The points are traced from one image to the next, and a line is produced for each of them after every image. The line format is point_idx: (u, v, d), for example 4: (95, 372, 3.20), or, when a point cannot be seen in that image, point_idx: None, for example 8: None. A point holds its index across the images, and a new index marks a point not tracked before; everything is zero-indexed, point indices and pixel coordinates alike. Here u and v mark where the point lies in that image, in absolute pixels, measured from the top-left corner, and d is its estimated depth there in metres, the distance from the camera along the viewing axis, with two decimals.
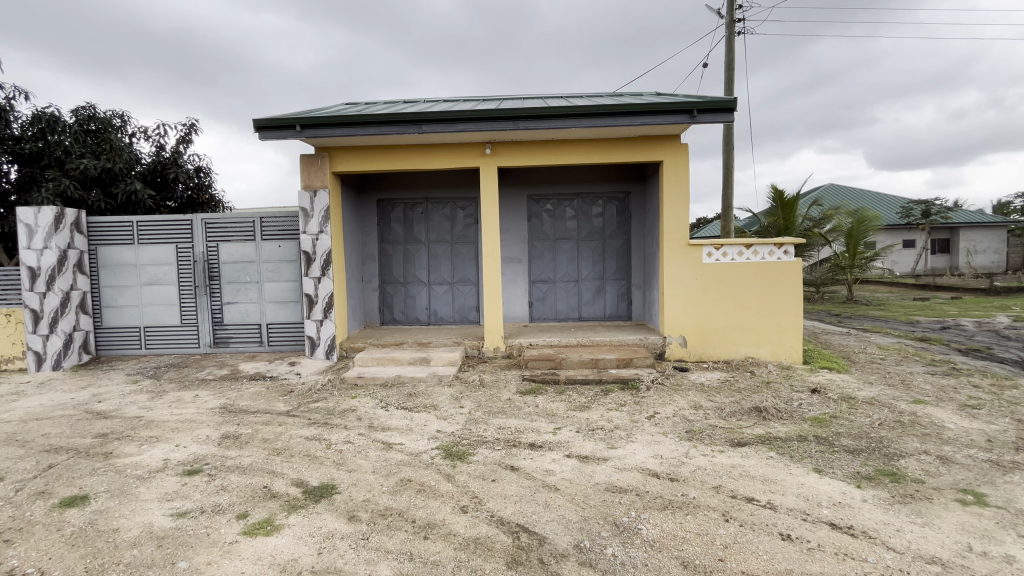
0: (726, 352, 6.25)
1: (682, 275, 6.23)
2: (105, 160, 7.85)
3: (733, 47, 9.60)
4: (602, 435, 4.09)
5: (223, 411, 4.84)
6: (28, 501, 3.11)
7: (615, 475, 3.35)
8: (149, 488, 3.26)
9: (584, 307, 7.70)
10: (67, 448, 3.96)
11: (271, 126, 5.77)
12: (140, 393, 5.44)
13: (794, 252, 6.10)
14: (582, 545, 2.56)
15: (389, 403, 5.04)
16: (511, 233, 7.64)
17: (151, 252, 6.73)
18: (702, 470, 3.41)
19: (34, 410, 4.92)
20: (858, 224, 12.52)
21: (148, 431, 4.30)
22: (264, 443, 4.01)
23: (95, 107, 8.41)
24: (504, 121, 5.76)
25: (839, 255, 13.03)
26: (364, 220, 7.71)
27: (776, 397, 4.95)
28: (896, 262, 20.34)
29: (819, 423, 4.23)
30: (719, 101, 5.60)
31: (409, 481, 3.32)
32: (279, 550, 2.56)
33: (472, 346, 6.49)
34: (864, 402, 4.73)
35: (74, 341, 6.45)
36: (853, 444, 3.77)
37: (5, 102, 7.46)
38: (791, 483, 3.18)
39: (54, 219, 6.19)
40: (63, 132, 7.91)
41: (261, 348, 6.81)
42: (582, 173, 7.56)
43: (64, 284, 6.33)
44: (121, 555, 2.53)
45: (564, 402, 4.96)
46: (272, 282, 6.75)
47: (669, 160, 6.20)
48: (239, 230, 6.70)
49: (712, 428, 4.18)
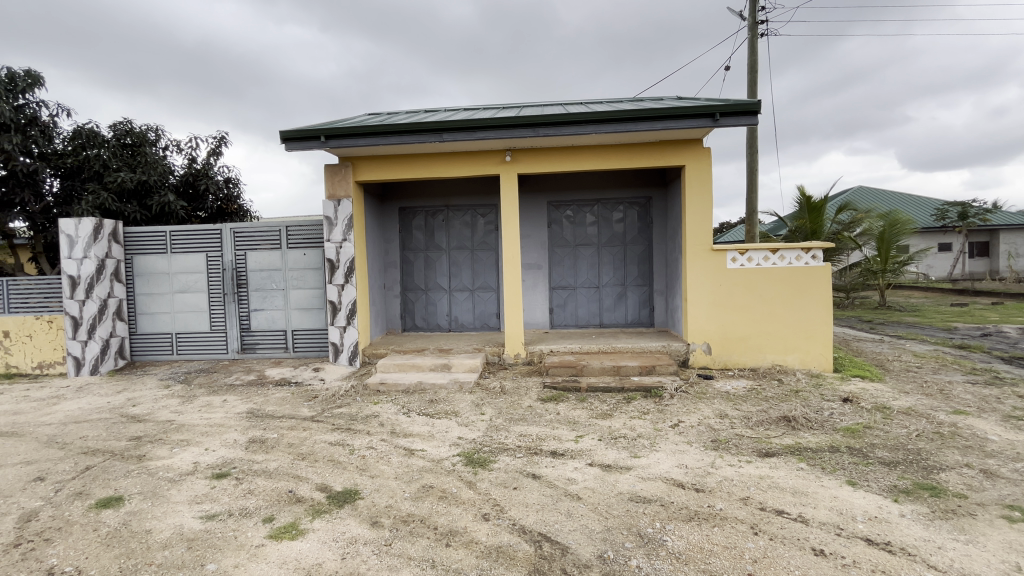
0: (752, 360, 6.10)
1: (705, 280, 6.12)
2: (141, 173, 8.16)
3: (757, 48, 9.45)
4: (624, 443, 4.03)
5: (251, 416, 4.95)
6: (68, 501, 3.23)
7: (638, 485, 3.29)
8: (180, 491, 3.34)
9: (605, 314, 7.63)
10: (103, 451, 4.11)
11: (297, 137, 5.93)
12: (172, 398, 5.62)
13: (822, 256, 5.92)
14: (605, 556, 2.52)
15: (410, 409, 5.08)
16: (532, 239, 7.66)
17: (184, 261, 6.95)
18: (730, 481, 3.32)
19: (73, 414, 5.11)
20: (891, 227, 12.08)
21: (179, 435, 4.43)
22: (290, 448, 4.08)
23: (132, 122, 8.79)
24: (524, 129, 5.79)
25: (870, 260, 12.61)
26: (387, 229, 7.83)
27: (806, 407, 4.80)
28: (932, 266, 19.74)
29: (852, 434, 4.08)
30: (742, 103, 5.51)
31: (431, 488, 3.33)
32: (304, 554, 2.58)
33: (493, 352, 6.51)
34: (901, 412, 4.55)
35: (111, 346, 6.71)
36: (889, 457, 3.62)
37: (47, 119, 7.88)
38: (823, 496, 3.07)
39: (93, 230, 6.45)
40: (101, 146, 8.31)
41: (286, 354, 6.96)
42: (602, 179, 7.52)
43: (102, 291, 6.59)
44: (153, 555, 2.60)
45: (586, 410, 4.90)
46: (297, 289, 6.90)
47: (693, 164, 6.13)
48: (265, 238, 6.87)
49: (739, 438, 4.08)
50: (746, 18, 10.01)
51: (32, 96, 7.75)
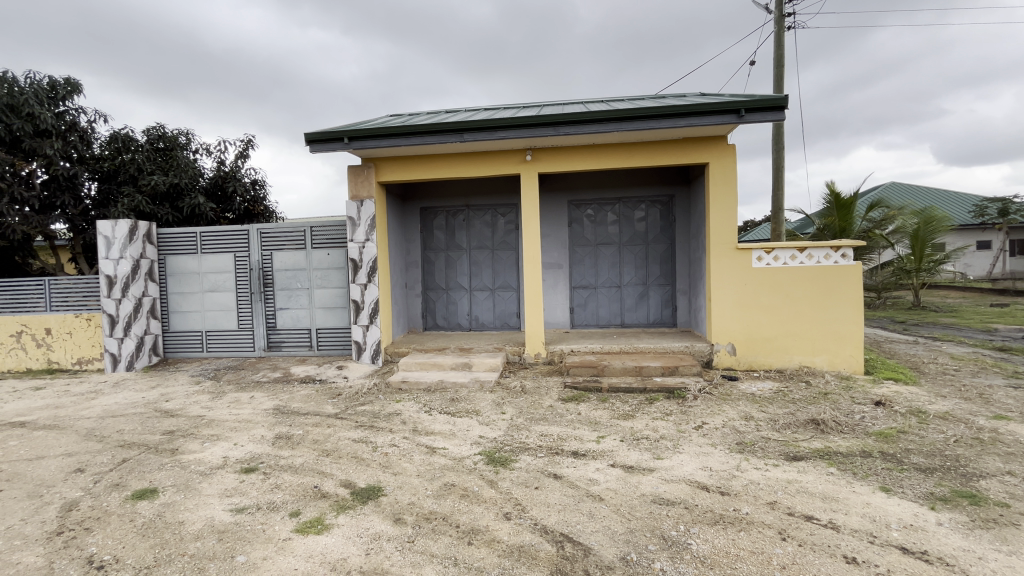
0: (779, 361, 5.96)
1: (729, 279, 6.00)
2: (173, 176, 8.44)
3: (784, 41, 9.21)
4: (647, 445, 3.99)
5: (277, 413, 5.07)
6: (106, 492, 3.36)
7: (661, 487, 3.25)
8: (210, 484, 3.44)
9: (626, 314, 7.56)
10: (138, 444, 4.26)
11: (322, 139, 6.03)
12: (202, 394, 5.79)
13: (852, 255, 5.74)
14: (628, 558, 2.49)
15: (432, 407, 5.12)
16: (552, 239, 7.64)
17: (213, 260, 7.16)
18: (756, 485, 3.25)
19: (110, 408, 5.31)
20: (925, 224, 11.66)
21: (209, 430, 4.56)
22: (314, 445, 4.17)
23: (164, 126, 9.09)
24: (545, 128, 5.78)
25: (903, 259, 12.20)
26: (408, 229, 7.91)
27: (836, 410, 4.66)
28: (969, 266, 19.02)
29: (885, 439, 3.94)
30: (769, 99, 5.38)
31: (453, 486, 3.35)
32: (330, 549, 2.63)
33: (514, 352, 6.51)
34: (937, 417, 4.38)
35: (145, 343, 6.95)
36: (925, 463, 3.49)
37: (86, 125, 8.21)
38: (855, 502, 2.98)
39: (129, 231, 6.69)
40: (136, 150, 8.63)
41: (311, 352, 7.10)
42: (623, 177, 7.45)
43: (137, 290, 6.83)
44: (186, 546, 2.68)
45: (607, 410, 4.86)
46: (322, 288, 7.03)
47: (717, 161, 6.02)
48: (291, 238, 7.02)
49: (765, 441, 3.99)
50: (772, 11, 9.76)
51: (71, 103, 8.08)
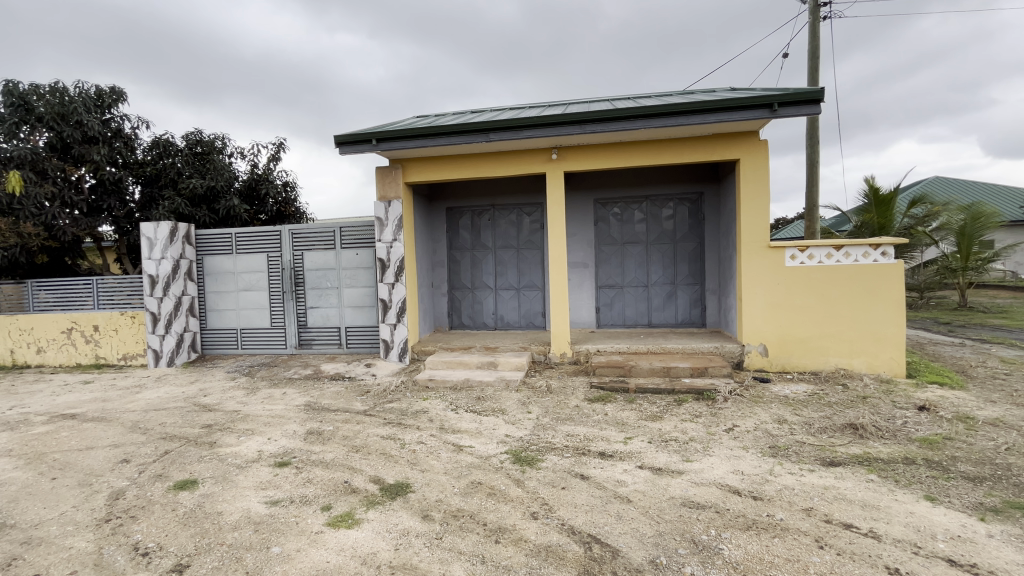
0: (814, 363, 5.77)
1: (761, 278, 5.84)
2: (210, 179, 8.75)
3: (819, 32, 8.90)
4: (675, 447, 3.92)
5: (308, 408, 5.20)
6: (150, 482, 3.52)
7: (691, 490, 3.19)
8: (246, 477, 3.56)
9: (654, 313, 7.45)
10: (179, 436, 4.44)
11: (351, 142, 6.15)
12: (238, 389, 5.99)
13: (894, 253, 5.50)
14: (658, 561, 2.46)
15: (459, 405, 5.17)
16: (578, 238, 7.59)
17: (248, 261, 7.39)
18: (790, 490, 3.15)
19: (153, 402, 5.55)
20: (973, 220, 11.10)
21: (244, 425, 4.72)
22: (344, 441, 4.26)
23: (202, 131, 9.41)
24: (571, 126, 5.74)
25: (949, 257, 11.63)
26: (434, 229, 7.99)
27: (875, 414, 4.48)
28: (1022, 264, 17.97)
29: (930, 445, 3.77)
30: (803, 93, 5.21)
31: (480, 484, 3.37)
32: (360, 543, 2.68)
33: (539, 351, 6.50)
34: (986, 424, 4.16)
35: (185, 340, 7.24)
36: (974, 471, 3.32)
37: (129, 131, 8.60)
38: (897, 511, 2.86)
39: (170, 233, 6.97)
40: (176, 155, 8.97)
41: (340, 350, 7.25)
42: (651, 175, 7.35)
43: (177, 289, 7.12)
44: (224, 536, 2.78)
45: (635, 411, 4.81)
46: (351, 287, 7.17)
47: (748, 157, 5.86)
48: (321, 238, 7.19)
49: (800, 445, 3.87)
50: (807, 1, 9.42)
51: (117, 111, 8.47)
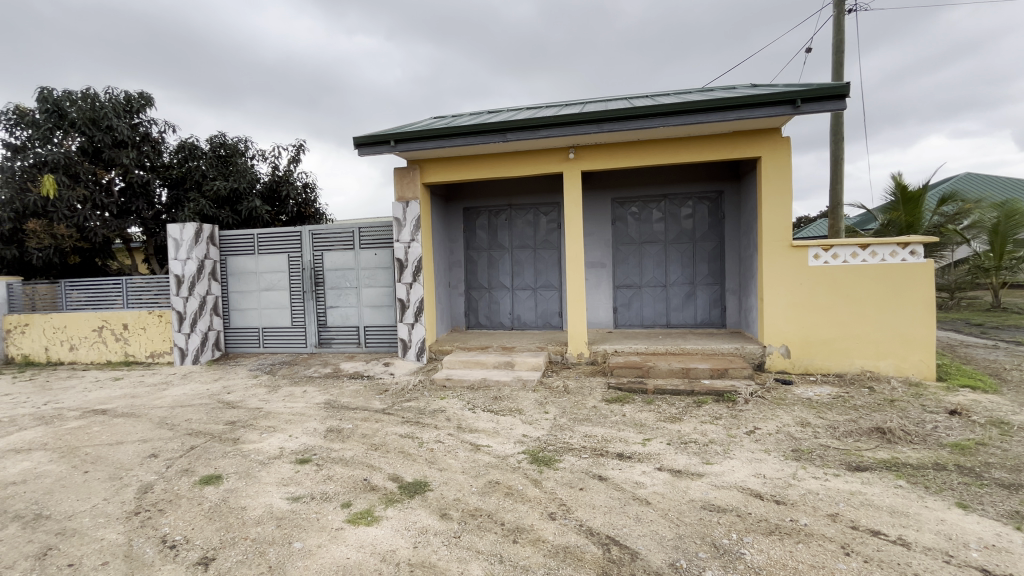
0: (838, 365, 5.63)
1: (783, 278, 5.73)
2: (233, 181, 8.95)
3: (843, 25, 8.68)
4: (694, 449, 3.87)
5: (328, 407, 5.28)
6: (176, 476, 3.62)
7: (711, 493, 3.14)
8: (269, 473, 3.63)
9: (672, 314, 7.36)
10: (205, 433, 4.56)
11: (369, 143, 6.22)
12: (260, 387, 6.12)
13: (923, 252, 5.34)
14: (678, 565, 2.43)
15: (476, 405, 5.18)
16: (595, 237, 7.54)
17: (269, 261, 7.54)
18: (815, 495, 3.08)
19: (179, 399, 5.71)
20: (1005, 219, 10.57)
21: (267, 422, 4.82)
22: (363, 439, 4.31)
23: (225, 135, 9.63)
24: (588, 125, 5.71)
25: (981, 256, 11.24)
26: (452, 229, 8.04)
27: (904, 418, 4.35)
28: None
29: (962, 451, 3.64)
30: (828, 88, 5.09)
31: (497, 484, 3.37)
32: (379, 540, 2.71)
33: (556, 351, 6.48)
34: (1023, 429, 4.00)
35: (209, 338, 7.43)
36: (1009, 478, 3.20)
37: (157, 135, 8.85)
38: (928, 518, 2.77)
39: (195, 234, 7.16)
40: (200, 157, 9.20)
41: (359, 349, 7.34)
42: (669, 173, 7.26)
43: (202, 289, 7.31)
44: (248, 531, 2.84)
45: (653, 412, 4.76)
46: (369, 287, 7.26)
47: (770, 155, 5.75)
48: (340, 239, 7.29)
49: (824, 449, 3.78)
50: None
51: (145, 115, 8.72)
